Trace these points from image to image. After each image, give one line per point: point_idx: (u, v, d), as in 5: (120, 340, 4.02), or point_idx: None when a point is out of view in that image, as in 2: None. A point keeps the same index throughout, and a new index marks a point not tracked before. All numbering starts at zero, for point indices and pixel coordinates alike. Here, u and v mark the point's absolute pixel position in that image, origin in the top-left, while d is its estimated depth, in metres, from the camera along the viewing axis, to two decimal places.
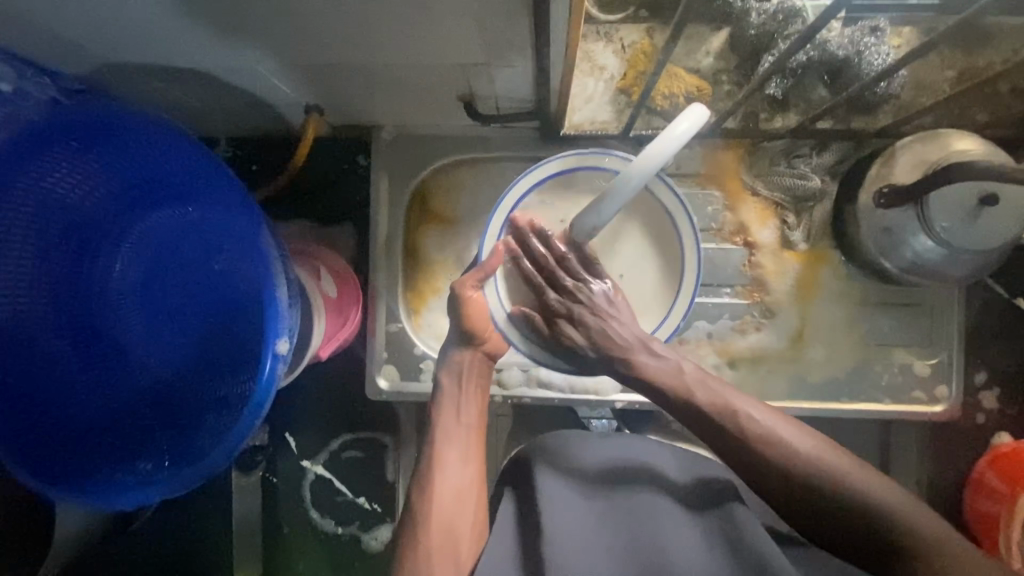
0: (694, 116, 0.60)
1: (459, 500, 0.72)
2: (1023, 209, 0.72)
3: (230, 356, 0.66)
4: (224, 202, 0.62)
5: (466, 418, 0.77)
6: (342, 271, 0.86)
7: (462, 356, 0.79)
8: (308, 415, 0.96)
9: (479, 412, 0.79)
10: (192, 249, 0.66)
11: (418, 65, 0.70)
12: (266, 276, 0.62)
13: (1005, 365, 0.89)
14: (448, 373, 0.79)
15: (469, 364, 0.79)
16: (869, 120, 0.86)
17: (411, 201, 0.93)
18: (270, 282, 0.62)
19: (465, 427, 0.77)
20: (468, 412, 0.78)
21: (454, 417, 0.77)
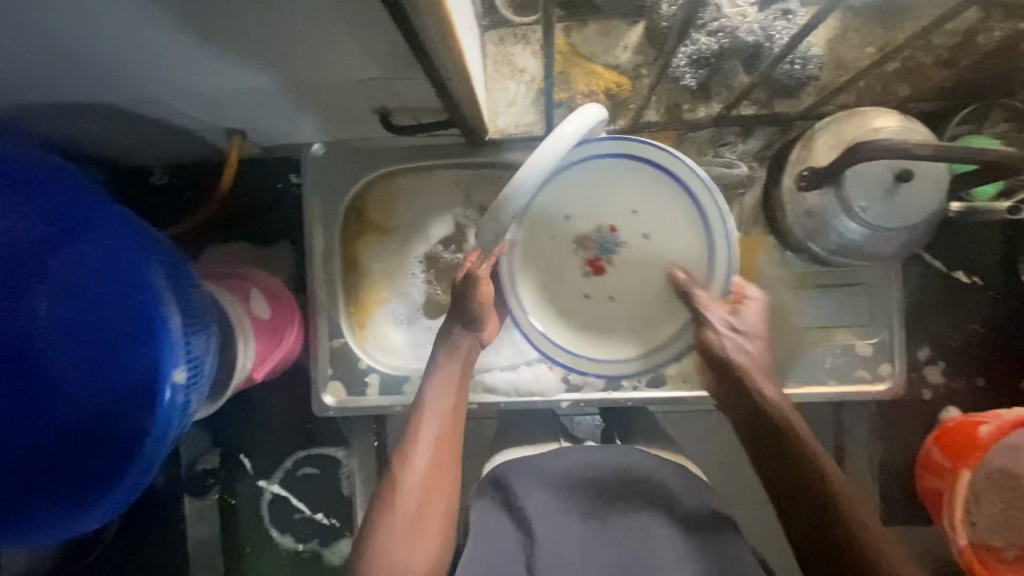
0: (576, 119, 0.59)
1: (433, 487, 0.73)
2: (940, 183, 0.71)
3: (138, 394, 0.62)
4: (121, 238, 0.61)
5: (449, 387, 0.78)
6: (276, 291, 0.86)
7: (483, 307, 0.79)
8: (259, 436, 0.96)
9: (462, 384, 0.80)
10: (98, 284, 0.62)
11: (320, 83, 0.70)
12: (155, 308, 0.56)
13: (947, 339, 0.87)
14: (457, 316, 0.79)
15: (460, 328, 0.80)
16: (792, 102, 0.85)
17: (346, 214, 0.94)
18: (161, 312, 0.56)
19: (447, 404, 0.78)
20: (452, 384, 0.79)
21: (441, 388, 0.78)
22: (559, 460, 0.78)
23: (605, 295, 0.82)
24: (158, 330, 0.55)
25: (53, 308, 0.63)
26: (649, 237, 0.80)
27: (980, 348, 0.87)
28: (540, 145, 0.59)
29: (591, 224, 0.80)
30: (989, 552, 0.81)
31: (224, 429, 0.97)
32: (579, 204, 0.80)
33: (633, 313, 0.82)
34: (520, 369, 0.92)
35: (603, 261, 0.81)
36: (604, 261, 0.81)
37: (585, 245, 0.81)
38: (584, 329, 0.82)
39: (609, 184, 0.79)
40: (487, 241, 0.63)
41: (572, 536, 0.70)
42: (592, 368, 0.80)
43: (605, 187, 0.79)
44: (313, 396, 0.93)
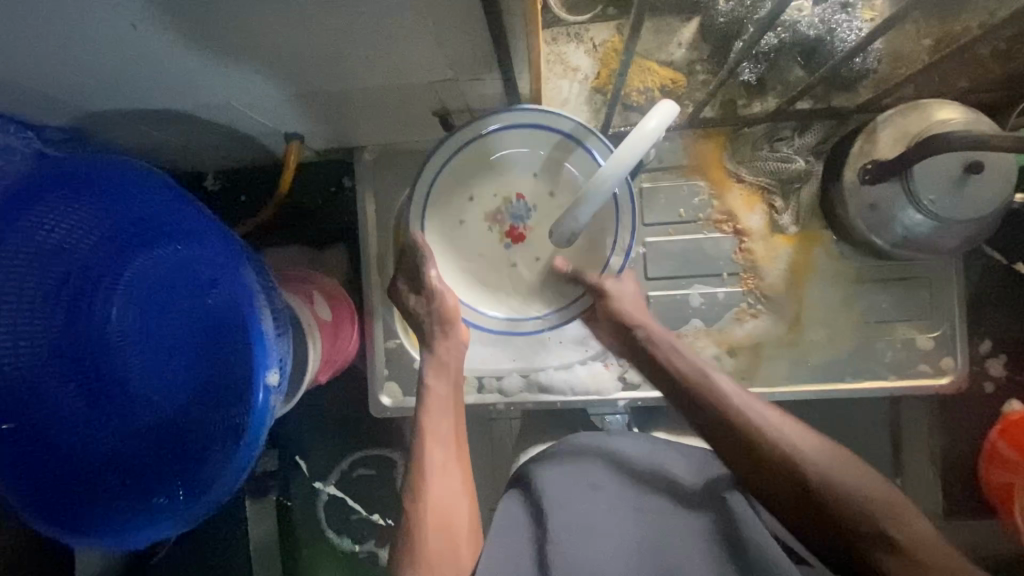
0: (652, 118, 0.61)
1: (450, 498, 0.73)
2: (1009, 174, 0.71)
3: (225, 390, 0.66)
4: (206, 243, 0.60)
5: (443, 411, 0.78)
6: (335, 293, 0.86)
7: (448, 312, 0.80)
8: (315, 437, 0.97)
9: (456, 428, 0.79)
10: (184, 286, 0.66)
11: (387, 86, 0.70)
12: (252, 309, 0.58)
13: (1008, 331, 0.87)
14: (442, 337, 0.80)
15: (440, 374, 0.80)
16: (849, 96, 0.85)
17: (399, 216, 0.94)
18: (258, 313, 0.58)
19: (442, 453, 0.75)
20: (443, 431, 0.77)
21: (436, 439, 0.76)
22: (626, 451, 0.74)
23: (532, 257, 0.83)
24: (256, 330, 0.57)
25: (130, 305, 0.66)
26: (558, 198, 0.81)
27: None
28: (621, 145, 0.60)
29: (498, 200, 0.82)
30: None
31: (280, 431, 0.97)
32: (478, 181, 0.81)
33: (543, 281, 0.83)
34: (574, 368, 0.92)
35: (520, 230, 0.82)
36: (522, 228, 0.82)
37: (497, 220, 0.82)
38: (530, 291, 0.84)
39: (484, 164, 0.81)
40: (564, 235, 0.65)
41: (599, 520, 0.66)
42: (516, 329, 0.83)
43: (477, 164, 0.80)
44: (369, 397, 0.93)
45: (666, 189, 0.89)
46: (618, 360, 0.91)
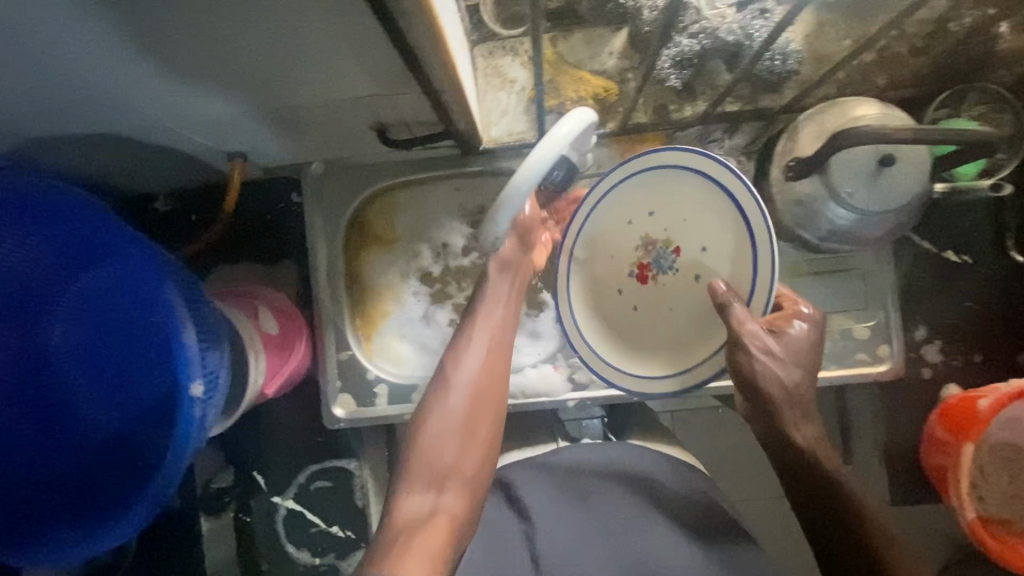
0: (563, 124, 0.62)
1: (473, 411, 0.75)
2: (922, 163, 0.73)
3: (155, 412, 0.64)
4: (131, 260, 0.60)
5: (485, 332, 0.78)
6: (283, 307, 0.88)
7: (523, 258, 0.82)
8: (272, 452, 0.97)
9: (500, 338, 0.79)
10: (114, 310, 0.64)
11: (319, 103, 0.72)
12: (173, 324, 0.57)
13: (943, 318, 0.89)
14: (501, 269, 0.80)
15: (505, 278, 0.81)
16: (775, 97, 0.88)
17: (348, 229, 0.97)
18: (177, 327, 0.56)
19: (482, 354, 0.78)
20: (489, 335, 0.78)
21: (478, 340, 0.78)
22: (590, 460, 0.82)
23: (630, 308, 0.81)
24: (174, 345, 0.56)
25: (77, 330, 0.65)
26: (709, 251, 0.74)
27: (975, 323, 0.88)
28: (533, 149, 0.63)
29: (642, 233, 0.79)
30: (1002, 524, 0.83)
31: (237, 447, 0.97)
32: (657, 204, 0.78)
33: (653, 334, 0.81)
34: (525, 370, 0.94)
35: (650, 272, 0.79)
36: (651, 270, 0.79)
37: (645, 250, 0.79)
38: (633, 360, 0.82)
39: (654, 193, 0.79)
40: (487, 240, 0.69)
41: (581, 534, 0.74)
42: (642, 389, 0.80)
43: (651, 192, 0.79)
44: (323, 408, 0.94)
45: None
46: (566, 361, 0.93)
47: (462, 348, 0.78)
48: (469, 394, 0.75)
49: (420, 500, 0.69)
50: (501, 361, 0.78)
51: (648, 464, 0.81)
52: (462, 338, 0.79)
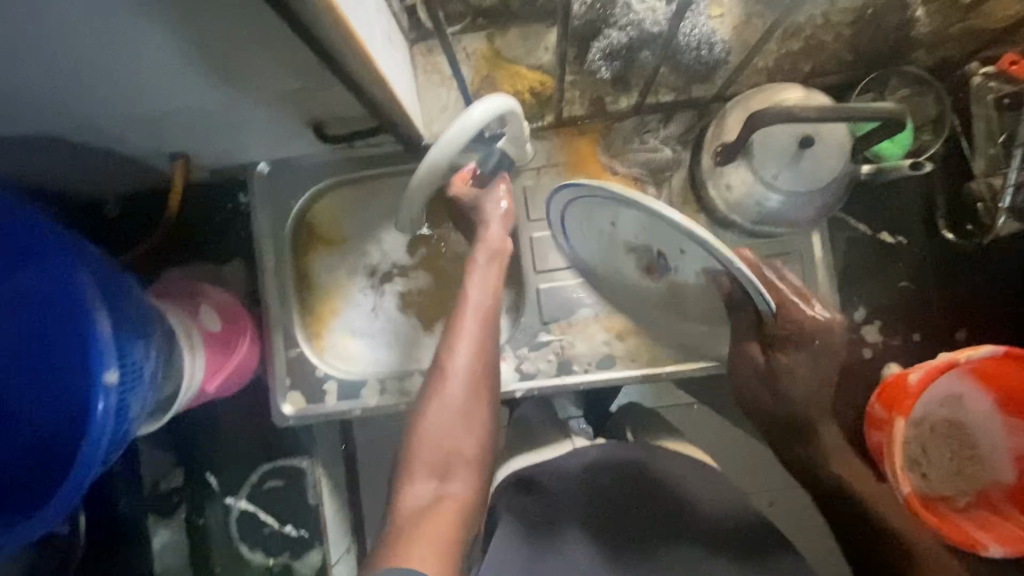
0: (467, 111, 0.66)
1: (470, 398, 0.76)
2: (843, 143, 0.75)
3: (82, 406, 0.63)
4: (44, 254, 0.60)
5: (472, 320, 0.79)
6: (229, 306, 0.90)
7: (504, 244, 0.83)
8: (226, 452, 0.98)
9: (488, 319, 0.80)
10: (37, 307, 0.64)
11: (248, 103, 0.74)
12: (85, 312, 0.58)
13: (882, 298, 0.90)
14: (481, 253, 0.82)
15: (488, 260, 0.82)
16: (707, 86, 0.90)
17: (297, 228, 0.98)
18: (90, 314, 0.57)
19: (474, 340, 0.78)
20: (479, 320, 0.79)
21: (468, 325, 0.79)
22: (572, 460, 0.79)
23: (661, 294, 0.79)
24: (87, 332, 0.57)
25: (8, 328, 0.66)
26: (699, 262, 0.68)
27: (911, 304, 0.90)
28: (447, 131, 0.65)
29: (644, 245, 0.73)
30: (942, 501, 0.85)
31: (192, 449, 0.98)
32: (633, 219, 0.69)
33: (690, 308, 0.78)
34: None
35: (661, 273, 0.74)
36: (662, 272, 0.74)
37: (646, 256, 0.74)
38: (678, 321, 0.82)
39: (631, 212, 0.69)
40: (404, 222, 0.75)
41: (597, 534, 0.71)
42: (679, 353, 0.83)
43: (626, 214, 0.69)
44: (272, 406, 0.94)
45: (546, 186, 0.93)
46: (513, 352, 0.94)
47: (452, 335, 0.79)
48: (463, 380, 0.77)
49: (424, 488, 0.72)
50: (489, 343, 0.79)
51: (609, 453, 0.79)
52: (455, 328, 0.79)
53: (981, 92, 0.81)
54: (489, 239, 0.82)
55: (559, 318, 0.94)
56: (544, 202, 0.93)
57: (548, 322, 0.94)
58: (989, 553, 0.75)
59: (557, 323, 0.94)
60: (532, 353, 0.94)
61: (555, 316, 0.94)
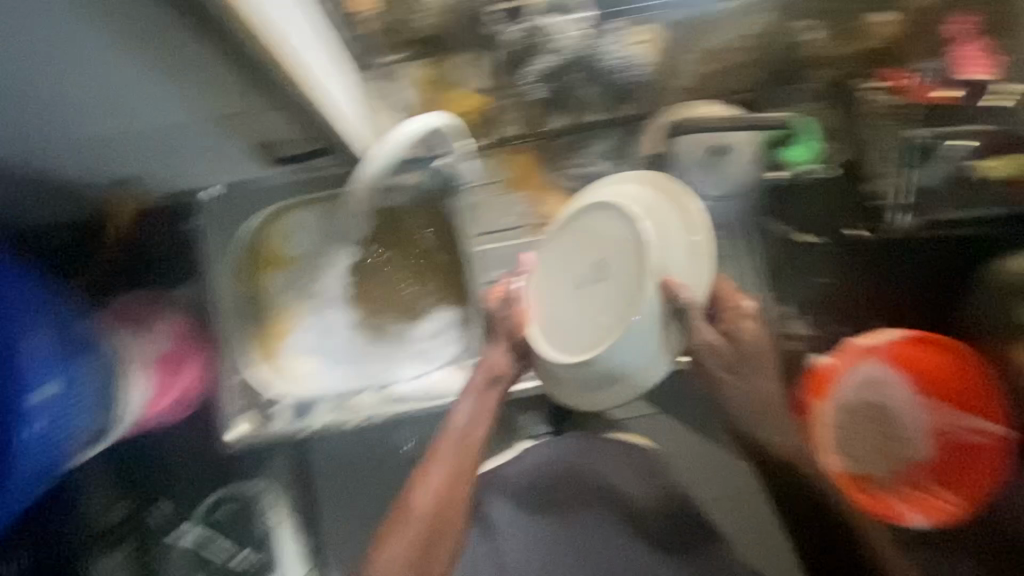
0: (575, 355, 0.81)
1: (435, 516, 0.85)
2: (746, 151, 0.88)
3: None
4: None
5: (444, 459, 0.88)
6: (180, 326, 0.96)
7: (507, 368, 0.92)
8: (180, 477, 0.96)
9: (472, 446, 0.89)
10: None
11: (197, 126, 0.76)
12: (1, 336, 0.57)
13: (803, 293, 0.98)
14: (464, 400, 0.91)
15: (476, 396, 0.91)
16: (631, 105, 0.98)
17: (248, 250, 0.99)
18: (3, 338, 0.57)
19: (454, 463, 0.88)
20: (467, 448, 0.89)
21: (451, 452, 0.88)
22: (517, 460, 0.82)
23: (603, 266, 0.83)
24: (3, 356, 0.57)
25: None
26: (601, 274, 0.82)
27: (827, 296, 0.98)
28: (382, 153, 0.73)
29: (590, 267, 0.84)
30: (873, 480, 0.89)
31: (140, 474, 0.94)
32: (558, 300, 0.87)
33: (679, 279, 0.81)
34: (427, 375, 0.97)
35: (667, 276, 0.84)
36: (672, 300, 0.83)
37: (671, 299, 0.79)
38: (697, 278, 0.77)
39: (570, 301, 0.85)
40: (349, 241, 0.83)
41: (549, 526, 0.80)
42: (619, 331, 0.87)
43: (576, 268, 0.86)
44: (222, 426, 0.94)
45: (490, 201, 1.02)
46: (465, 360, 0.97)
47: (433, 464, 0.88)
48: (427, 506, 0.85)
49: None
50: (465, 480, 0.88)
51: None
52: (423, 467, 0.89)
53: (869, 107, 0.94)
54: (490, 363, 0.92)
55: None
56: None
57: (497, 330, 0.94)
58: (905, 520, 0.87)
59: None
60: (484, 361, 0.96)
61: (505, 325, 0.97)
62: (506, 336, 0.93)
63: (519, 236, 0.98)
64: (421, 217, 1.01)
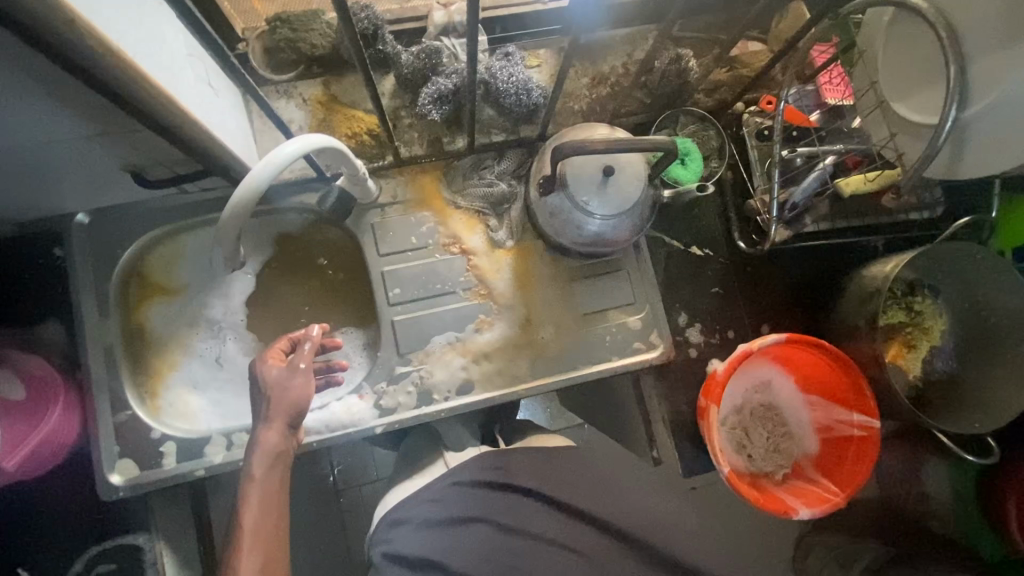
0: None
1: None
2: (640, 172, 0.86)
3: None
4: None
5: (259, 491, 0.69)
6: (39, 371, 0.84)
7: (286, 443, 0.74)
8: (50, 539, 0.88)
9: (276, 534, 0.69)
10: None
11: (46, 151, 0.69)
12: None
13: (699, 302, 1.04)
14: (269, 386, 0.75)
15: (269, 473, 0.71)
16: (532, 126, 1.00)
17: (125, 281, 0.91)
18: None
19: (263, 555, 0.66)
20: (267, 542, 0.67)
21: (257, 542, 0.66)
22: (440, 483, 0.79)
23: None
24: None
25: None
26: None
27: (720, 305, 1.04)
28: (261, 162, 0.67)
29: None
30: (764, 476, 0.97)
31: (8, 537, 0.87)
32: None
33: None
34: (329, 405, 0.91)
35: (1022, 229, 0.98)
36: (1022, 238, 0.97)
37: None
38: None
39: None
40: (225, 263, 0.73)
41: (470, 552, 0.72)
42: None
43: None
44: (98, 479, 0.85)
45: (394, 222, 0.96)
46: (370, 388, 0.92)
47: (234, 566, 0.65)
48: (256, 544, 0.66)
49: None
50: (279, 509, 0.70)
51: (469, 477, 0.79)
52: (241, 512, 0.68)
53: (749, 126, 0.99)
54: (266, 444, 0.72)
55: (416, 349, 0.94)
56: (393, 237, 0.95)
57: (405, 353, 0.94)
58: (799, 515, 0.86)
59: (414, 354, 0.94)
60: (391, 387, 0.93)
61: (412, 348, 0.94)
62: (288, 412, 0.74)
63: (426, 257, 0.96)
64: (324, 240, 0.98)
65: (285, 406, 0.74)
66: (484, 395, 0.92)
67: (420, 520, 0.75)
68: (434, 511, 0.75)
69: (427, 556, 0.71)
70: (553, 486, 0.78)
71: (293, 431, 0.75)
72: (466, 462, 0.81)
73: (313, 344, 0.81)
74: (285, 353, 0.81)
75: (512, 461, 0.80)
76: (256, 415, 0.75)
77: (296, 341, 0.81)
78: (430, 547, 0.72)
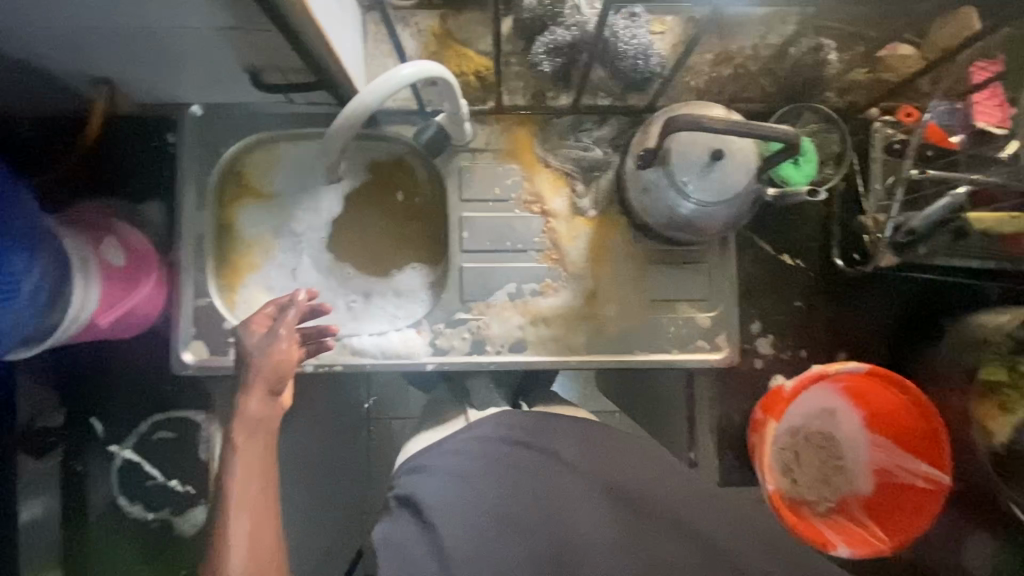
0: None
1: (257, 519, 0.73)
2: (750, 160, 0.80)
3: None
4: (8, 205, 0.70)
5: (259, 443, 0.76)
6: (137, 246, 0.90)
7: (267, 410, 0.77)
8: (122, 399, 0.97)
9: (265, 499, 0.75)
10: None
11: (181, 39, 0.72)
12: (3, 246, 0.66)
13: (776, 313, 0.98)
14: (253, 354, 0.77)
15: (250, 438, 0.76)
16: (641, 96, 0.95)
17: (224, 175, 0.96)
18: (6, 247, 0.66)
19: (250, 513, 0.73)
20: (252, 505, 0.73)
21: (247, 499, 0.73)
22: (464, 434, 0.79)
23: None
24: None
25: None
26: None
27: (799, 320, 0.98)
28: (381, 74, 0.69)
29: None
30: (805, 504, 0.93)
31: (90, 389, 0.97)
32: None
33: None
34: (388, 334, 0.94)
35: None
36: None
37: None
38: None
39: None
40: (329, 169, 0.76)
41: (487, 496, 0.72)
42: None
43: None
44: (172, 354, 0.91)
45: (481, 169, 0.95)
46: (429, 325, 0.93)
47: (225, 525, 0.72)
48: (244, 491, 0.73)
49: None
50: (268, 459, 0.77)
51: (499, 430, 0.79)
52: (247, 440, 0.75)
53: (878, 136, 0.91)
54: (250, 413, 0.76)
55: (479, 299, 0.94)
56: (478, 183, 0.95)
57: (468, 301, 0.94)
58: (836, 551, 0.82)
59: (475, 304, 0.94)
60: (448, 330, 0.94)
61: (475, 297, 0.94)
62: (270, 376, 0.77)
63: (506, 210, 0.95)
64: (411, 173, 1.00)
65: (265, 371, 0.77)
66: (536, 356, 0.92)
67: (439, 466, 0.75)
68: (456, 460, 0.76)
69: (443, 501, 0.72)
70: (584, 457, 0.77)
71: (278, 395, 0.78)
72: (487, 417, 0.81)
73: (296, 310, 0.80)
74: (271, 317, 0.81)
75: (548, 426, 0.80)
76: (241, 379, 0.78)
77: (281, 306, 0.81)
78: (447, 493, 0.72)
